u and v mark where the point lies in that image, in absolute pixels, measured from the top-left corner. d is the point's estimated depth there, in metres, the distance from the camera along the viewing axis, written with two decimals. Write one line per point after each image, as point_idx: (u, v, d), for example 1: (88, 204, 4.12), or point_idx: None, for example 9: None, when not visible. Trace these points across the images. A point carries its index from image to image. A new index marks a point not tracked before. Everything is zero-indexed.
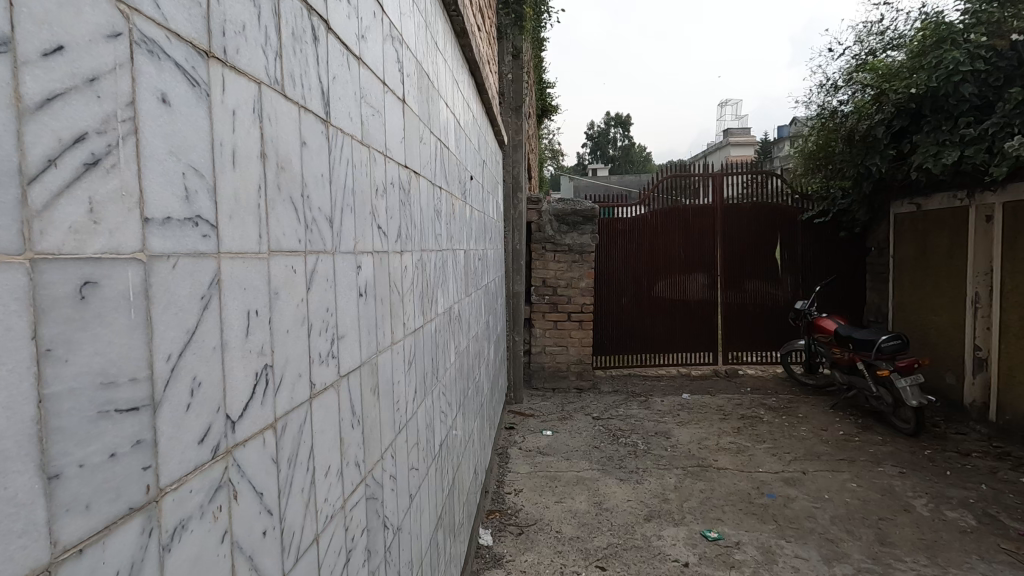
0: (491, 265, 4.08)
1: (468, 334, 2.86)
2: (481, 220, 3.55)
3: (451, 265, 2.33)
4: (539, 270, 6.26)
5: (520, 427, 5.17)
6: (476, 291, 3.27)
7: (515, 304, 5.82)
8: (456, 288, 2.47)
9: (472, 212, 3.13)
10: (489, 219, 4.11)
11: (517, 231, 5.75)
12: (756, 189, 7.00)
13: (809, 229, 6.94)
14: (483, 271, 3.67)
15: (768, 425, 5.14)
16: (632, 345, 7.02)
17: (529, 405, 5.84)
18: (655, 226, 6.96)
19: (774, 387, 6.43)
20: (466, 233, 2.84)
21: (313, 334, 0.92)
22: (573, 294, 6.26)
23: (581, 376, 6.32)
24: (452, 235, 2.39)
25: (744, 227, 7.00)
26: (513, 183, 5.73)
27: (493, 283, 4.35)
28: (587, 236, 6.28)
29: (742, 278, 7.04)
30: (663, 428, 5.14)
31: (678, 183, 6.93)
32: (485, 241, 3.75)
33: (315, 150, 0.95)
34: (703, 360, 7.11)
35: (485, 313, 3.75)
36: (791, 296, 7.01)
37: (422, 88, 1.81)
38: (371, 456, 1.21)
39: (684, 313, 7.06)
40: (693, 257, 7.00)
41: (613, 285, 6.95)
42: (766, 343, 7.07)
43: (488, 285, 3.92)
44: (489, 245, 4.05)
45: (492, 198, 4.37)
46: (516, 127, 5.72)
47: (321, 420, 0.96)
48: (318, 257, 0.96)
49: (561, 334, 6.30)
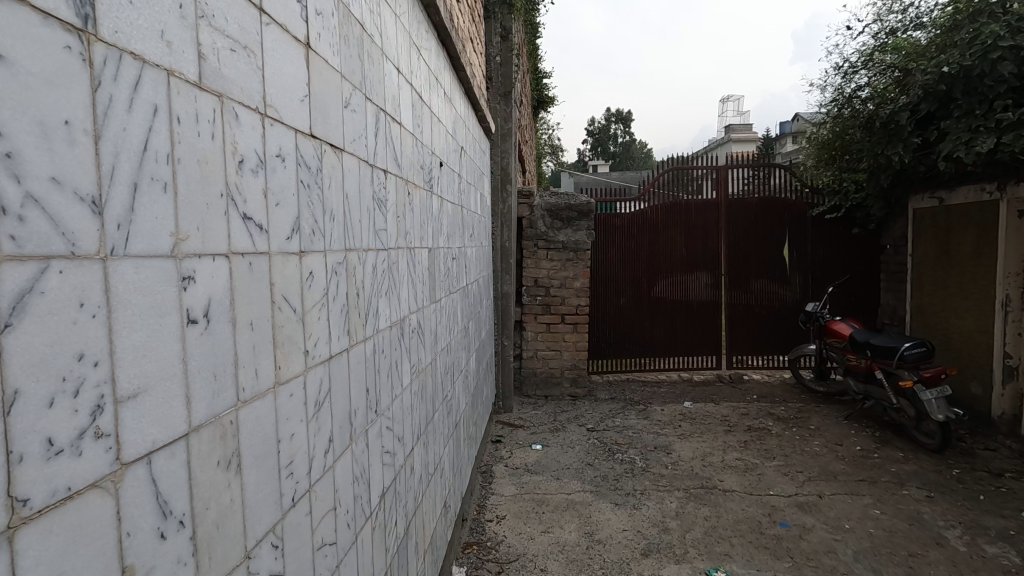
0: (471, 265, 3.66)
1: (435, 347, 2.45)
2: (457, 217, 3.12)
3: (404, 267, 1.91)
4: (531, 269, 5.84)
5: (508, 440, 4.76)
6: (449, 296, 2.85)
7: (505, 306, 5.41)
8: (413, 296, 2.05)
9: (443, 204, 2.71)
10: (470, 215, 3.69)
11: (506, 228, 5.34)
12: (763, 182, 6.57)
13: (819, 226, 6.51)
14: (461, 272, 3.25)
15: (777, 438, 4.72)
16: (631, 348, 6.61)
17: (520, 414, 5.43)
18: (655, 222, 6.54)
19: (782, 395, 6.00)
20: (432, 228, 2.41)
21: (19, 406, 0.51)
22: (567, 295, 5.84)
23: (575, 383, 5.91)
24: (407, 230, 1.97)
25: (749, 223, 6.59)
26: (502, 176, 5.30)
27: (476, 284, 3.93)
28: (583, 233, 5.84)
29: (747, 277, 6.63)
30: (663, 441, 4.73)
31: (679, 176, 6.53)
32: (463, 238, 3.33)
33: (39, 77, 0.54)
34: (705, 364, 6.70)
35: (464, 319, 3.33)
36: (801, 297, 6.58)
37: (349, 39, 1.39)
38: (217, 566, 0.80)
39: (685, 314, 6.66)
40: (696, 254, 6.60)
41: (611, 285, 6.54)
42: (773, 346, 6.65)
43: (467, 287, 3.50)
44: (470, 246, 3.65)
45: (473, 191, 3.94)
46: (504, 114, 5.30)
47: (54, 556, 0.54)
48: (55, 266, 0.55)
49: (554, 338, 5.88)
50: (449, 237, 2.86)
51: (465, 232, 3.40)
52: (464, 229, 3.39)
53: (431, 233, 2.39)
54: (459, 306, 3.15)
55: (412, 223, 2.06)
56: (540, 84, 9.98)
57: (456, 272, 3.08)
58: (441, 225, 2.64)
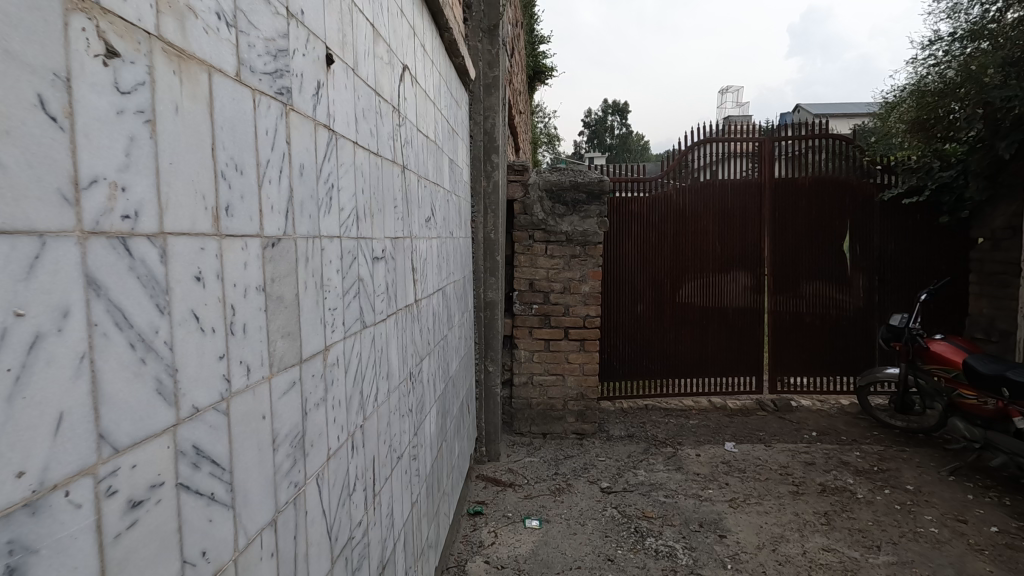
0: (426, 269, 2.28)
1: (300, 470, 1.06)
2: (387, 181, 1.70)
3: (20, 303, 0.50)
4: (525, 269, 4.45)
5: (492, 512, 3.40)
6: (365, 333, 1.47)
7: (491, 318, 4.02)
8: (147, 382, 0.65)
9: (338, 141, 1.30)
10: (425, 186, 2.29)
11: (492, 213, 3.93)
12: (819, 159, 5.19)
13: (890, 214, 5.15)
14: (401, 284, 1.86)
15: (869, 510, 3.37)
16: (650, 367, 5.27)
17: (510, 463, 4.07)
18: (683, 209, 5.18)
19: (848, 431, 4.66)
20: (278, 188, 0.99)
21: None
22: (571, 303, 4.46)
23: (582, 417, 4.53)
24: (70, 158, 0.56)
25: (800, 211, 5.24)
26: (485, 142, 3.89)
27: (438, 293, 2.54)
28: (593, 221, 4.45)
29: (796, 279, 5.30)
30: (711, 512, 3.37)
31: (712, 151, 5.17)
32: (406, 225, 1.94)
33: None
34: (743, 388, 5.38)
35: (409, 365, 1.95)
36: (864, 304, 5.25)
37: None
38: None
39: (718, 325, 5.32)
40: (732, 251, 5.25)
41: (626, 288, 5.17)
42: (829, 366, 5.32)
43: (418, 308, 2.12)
44: (424, 237, 2.25)
45: (436, 153, 2.54)
46: (489, 57, 3.88)
47: None
48: None
49: (555, 358, 4.49)
50: (361, 221, 1.45)
51: (408, 212, 1.98)
52: (408, 209, 1.98)
53: (277, 195, 0.98)
54: (394, 345, 1.76)
55: (136, 149, 0.64)
56: (535, 48, 8.48)
57: (385, 281, 1.67)
58: (326, 187, 1.22)
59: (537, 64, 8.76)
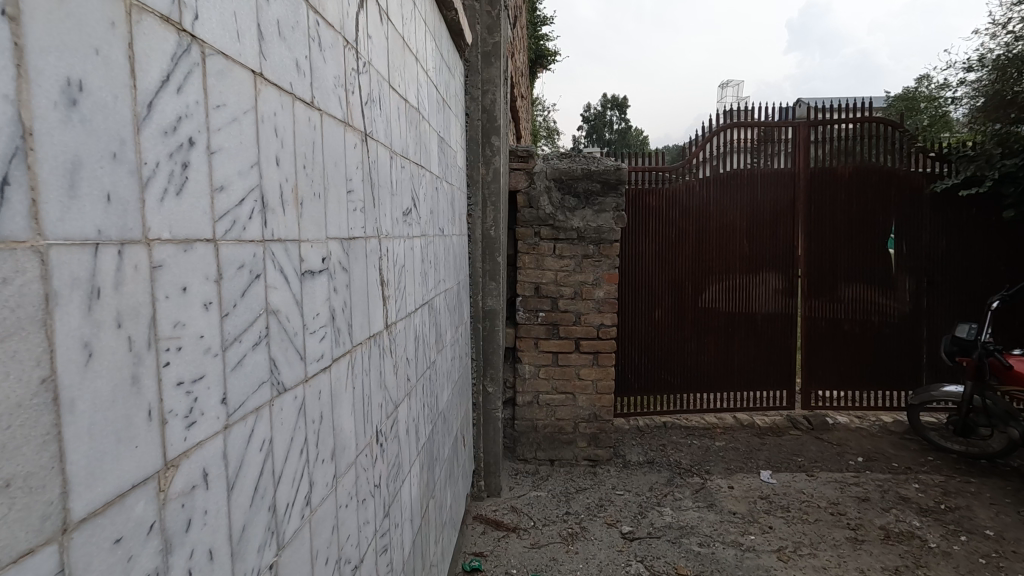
0: (405, 280, 1.69)
1: None
2: (332, 151, 1.09)
3: None
4: (530, 272, 3.85)
5: (494, 567, 2.81)
6: (278, 402, 0.86)
7: (492, 330, 3.42)
8: None
9: (211, 61, 0.69)
10: (403, 169, 1.68)
11: (491, 206, 3.33)
12: (860, 146, 4.61)
13: (941, 209, 4.58)
14: (361, 307, 1.26)
15: (948, 565, 2.79)
16: (670, 380, 4.69)
17: (514, 499, 3.48)
18: (707, 202, 4.58)
19: (898, 457, 4.08)
20: None
21: None
22: (582, 311, 3.86)
23: (595, 442, 3.94)
24: None
25: (839, 205, 4.65)
26: (484, 122, 3.28)
27: (422, 310, 1.94)
28: (609, 215, 3.84)
29: (834, 281, 4.72)
30: (757, 568, 2.79)
31: (741, 137, 4.59)
32: (369, 220, 1.34)
33: None
34: (773, 403, 4.80)
35: (373, 423, 1.35)
36: (910, 309, 4.68)
37: None
38: None
39: (745, 333, 4.73)
40: (762, 249, 4.66)
41: (643, 292, 4.58)
42: (870, 379, 4.75)
43: (390, 336, 1.52)
44: (400, 237, 1.64)
45: (421, 124, 1.93)
46: (488, 20, 3.26)
47: None
48: None
49: (564, 374, 3.90)
50: (272, 210, 0.85)
51: (373, 201, 1.37)
52: (373, 198, 1.37)
53: None
54: (346, 403, 1.16)
55: None
56: (536, 29, 7.84)
57: (328, 308, 1.07)
58: (170, 143, 0.62)
59: (538, 47, 8.12)
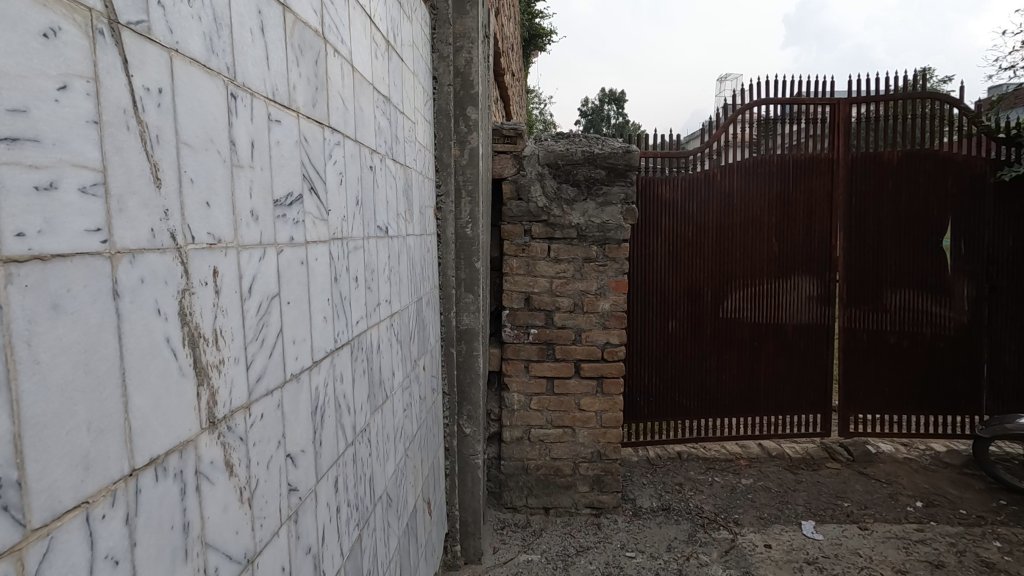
0: (282, 318, 0.96)
1: None
2: None
3: None
4: (519, 279, 3.12)
5: None
6: None
7: (468, 355, 2.67)
8: None
9: None
10: (274, 124, 0.95)
11: (466, 197, 2.60)
12: (911, 127, 3.91)
13: (1006, 202, 3.90)
14: (79, 419, 0.53)
15: None
16: (686, 404, 3.97)
17: (498, 567, 2.77)
18: (730, 193, 3.86)
19: (965, 502, 3.39)
20: None
21: None
22: (583, 327, 3.15)
23: (599, 486, 3.23)
24: None
25: (886, 197, 3.94)
26: (458, 89, 2.54)
27: (334, 359, 1.21)
28: (617, 209, 3.12)
29: (879, 286, 4.01)
30: None
31: (769, 116, 3.87)
32: (134, 213, 0.61)
33: None
34: (806, 429, 4.08)
35: None
36: (968, 319, 3.99)
37: None
38: None
39: (773, 347, 4.02)
40: (794, 249, 3.94)
41: (654, 300, 3.86)
42: (920, 401, 4.06)
43: (226, 436, 0.78)
44: (263, 245, 0.90)
45: (328, 59, 1.19)
46: None
47: None
48: None
49: (561, 405, 3.18)
50: None
51: (151, 176, 0.64)
52: (152, 166, 0.64)
53: None
54: None
55: None
56: (528, 2, 7.13)
57: None
58: None
59: (531, 26, 7.44)
